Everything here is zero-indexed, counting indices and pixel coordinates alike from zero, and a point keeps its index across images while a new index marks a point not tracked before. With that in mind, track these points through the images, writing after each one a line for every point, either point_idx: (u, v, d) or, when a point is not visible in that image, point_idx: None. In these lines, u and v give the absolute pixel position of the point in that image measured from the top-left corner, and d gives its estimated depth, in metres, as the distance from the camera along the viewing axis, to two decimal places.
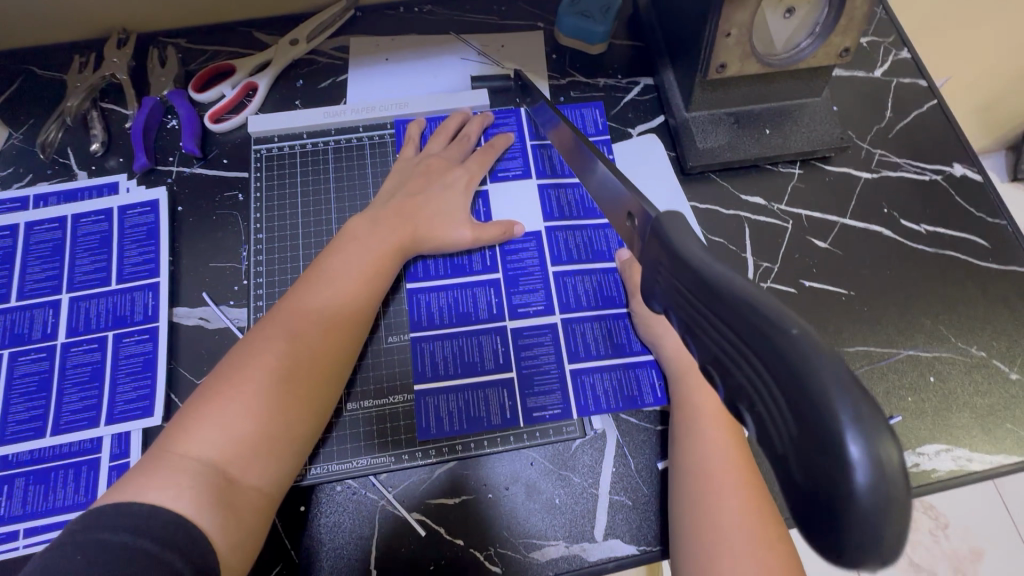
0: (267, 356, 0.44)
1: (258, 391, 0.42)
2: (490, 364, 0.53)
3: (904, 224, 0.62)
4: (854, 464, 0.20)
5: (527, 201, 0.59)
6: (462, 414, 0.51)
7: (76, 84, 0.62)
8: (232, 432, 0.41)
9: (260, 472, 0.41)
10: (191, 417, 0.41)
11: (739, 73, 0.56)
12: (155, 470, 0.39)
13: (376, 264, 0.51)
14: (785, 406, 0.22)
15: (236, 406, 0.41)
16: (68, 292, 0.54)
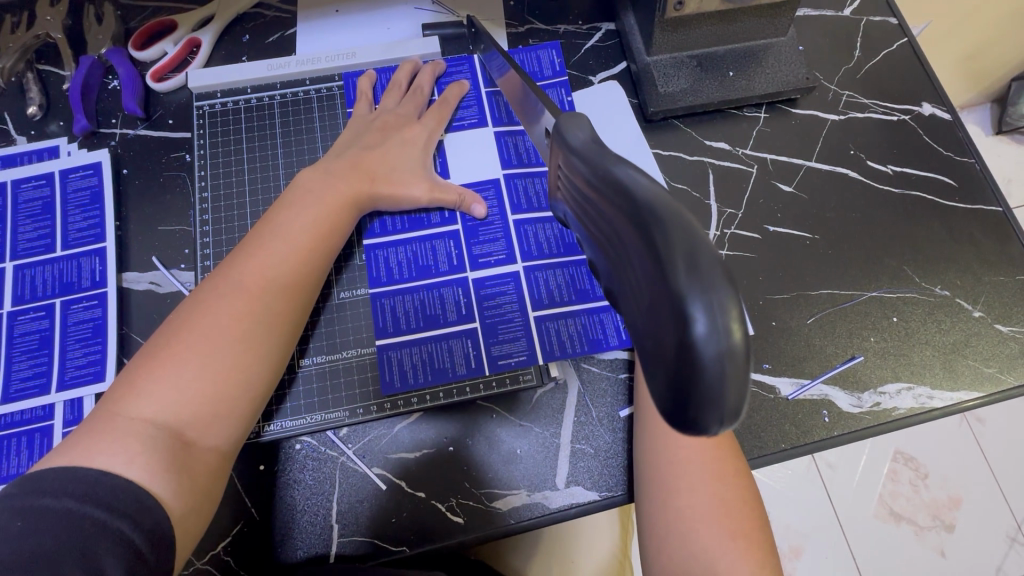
0: (219, 314, 0.41)
1: (211, 351, 0.40)
2: (453, 317, 0.52)
3: (870, 165, 0.60)
4: (692, 317, 0.19)
5: (484, 152, 0.57)
6: (426, 365, 0.50)
7: (9, 44, 0.59)
8: (185, 392, 0.39)
9: (218, 432, 0.40)
10: (138, 377, 0.39)
11: (698, 10, 0.54)
12: (100, 431, 0.36)
13: (332, 218, 0.49)
14: (642, 274, 0.22)
15: (188, 367, 0.39)
16: (12, 260, 0.53)
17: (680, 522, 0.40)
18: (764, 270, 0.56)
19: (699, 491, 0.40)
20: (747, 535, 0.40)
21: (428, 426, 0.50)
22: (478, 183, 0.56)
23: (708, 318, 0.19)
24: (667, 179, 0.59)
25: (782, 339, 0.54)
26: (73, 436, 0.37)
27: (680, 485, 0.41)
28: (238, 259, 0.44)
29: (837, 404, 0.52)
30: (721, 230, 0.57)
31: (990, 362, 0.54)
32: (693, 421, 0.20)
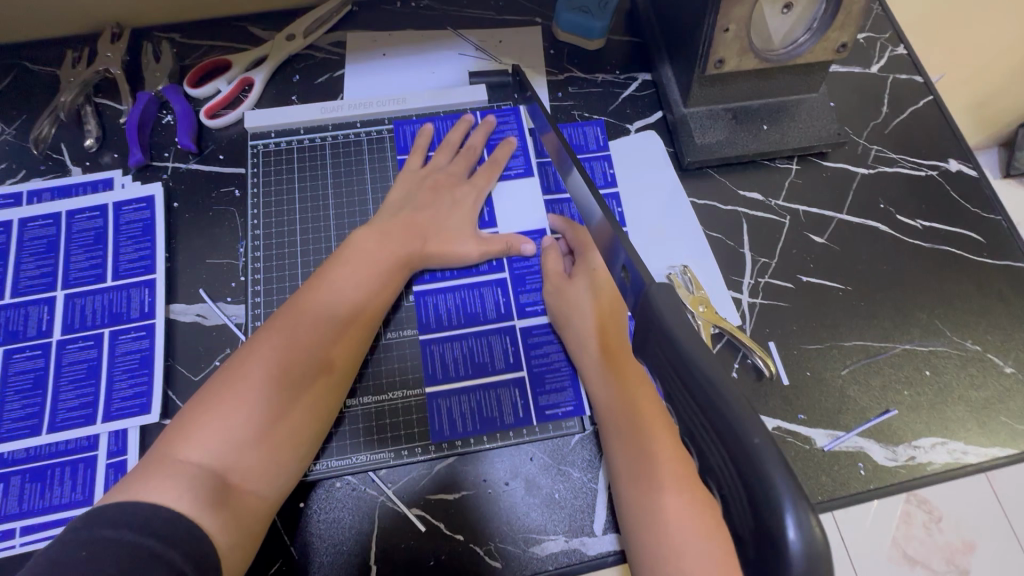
0: (270, 365, 0.43)
1: (260, 401, 0.42)
2: (502, 366, 0.53)
3: (900, 219, 0.62)
4: (789, 530, 0.23)
5: (532, 202, 0.59)
6: (475, 414, 0.51)
7: (70, 79, 0.62)
8: (233, 439, 0.40)
9: (261, 481, 0.42)
10: (191, 421, 0.41)
11: (737, 69, 0.56)
12: (154, 472, 0.38)
13: (380, 271, 0.51)
14: (729, 462, 0.25)
15: (238, 411, 0.41)
16: (63, 289, 0.54)
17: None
18: (797, 320, 0.57)
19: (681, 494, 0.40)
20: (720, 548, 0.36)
21: (469, 468, 0.50)
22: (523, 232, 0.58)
23: (799, 530, 0.22)
24: (703, 228, 0.60)
25: (816, 390, 0.54)
26: (131, 473, 0.39)
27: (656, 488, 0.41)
28: (291, 311, 0.47)
29: (873, 457, 0.52)
30: (755, 280, 0.58)
31: (1022, 418, 0.54)
32: None
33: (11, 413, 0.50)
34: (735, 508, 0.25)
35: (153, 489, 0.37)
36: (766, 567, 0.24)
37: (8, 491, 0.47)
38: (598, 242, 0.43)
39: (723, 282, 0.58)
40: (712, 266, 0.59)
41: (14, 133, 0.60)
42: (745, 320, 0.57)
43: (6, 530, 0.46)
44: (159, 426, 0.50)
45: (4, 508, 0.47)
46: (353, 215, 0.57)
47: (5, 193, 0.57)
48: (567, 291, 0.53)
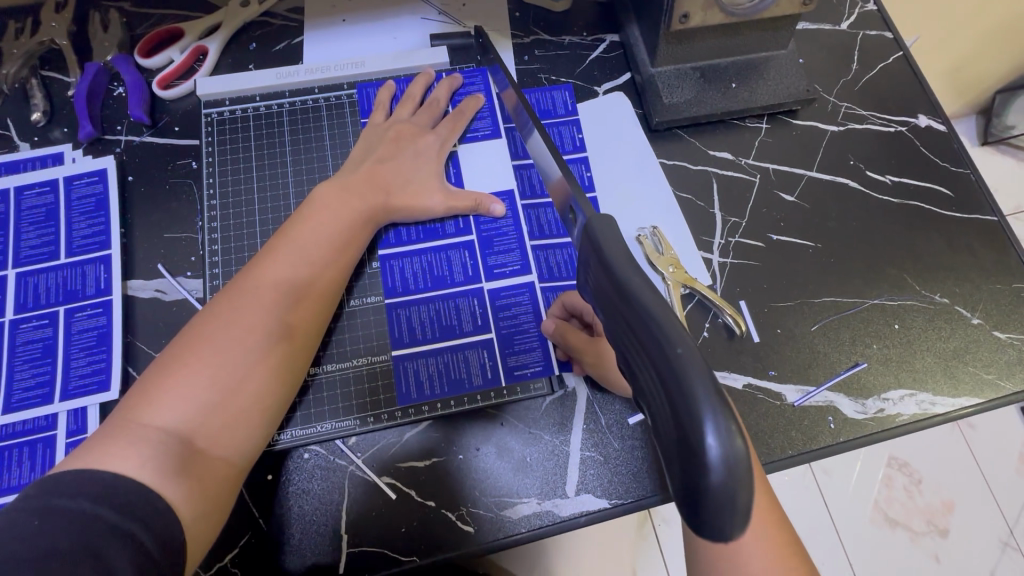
0: (235, 325, 0.42)
1: (226, 360, 0.41)
2: (469, 327, 0.52)
3: (869, 175, 0.62)
4: (710, 445, 0.24)
5: (500, 163, 0.58)
6: (442, 376, 0.51)
7: (13, 51, 0.59)
8: (199, 399, 0.40)
9: (232, 441, 0.41)
10: (154, 386, 0.39)
11: (702, 24, 0.55)
12: (116, 437, 0.37)
13: (344, 232, 0.50)
14: (658, 383, 0.26)
15: (203, 375, 0.40)
16: (14, 267, 0.52)
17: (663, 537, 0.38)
18: (767, 279, 0.57)
19: None
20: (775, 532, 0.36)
21: (440, 432, 0.50)
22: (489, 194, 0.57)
23: (719, 441, 0.24)
24: (672, 188, 0.60)
25: (787, 346, 0.55)
26: (90, 441, 0.37)
27: None
28: (254, 272, 0.45)
29: (842, 411, 0.53)
30: (725, 239, 0.58)
31: (990, 368, 0.55)
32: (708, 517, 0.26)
33: None
34: (661, 423, 0.27)
35: (114, 456, 0.36)
36: (686, 478, 0.25)
37: None
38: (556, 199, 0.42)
39: (693, 242, 0.58)
40: (680, 225, 0.58)
41: None
42: (716, 280, 0.57)
43: None
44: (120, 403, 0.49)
45: None
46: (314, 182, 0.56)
47: None
48: None
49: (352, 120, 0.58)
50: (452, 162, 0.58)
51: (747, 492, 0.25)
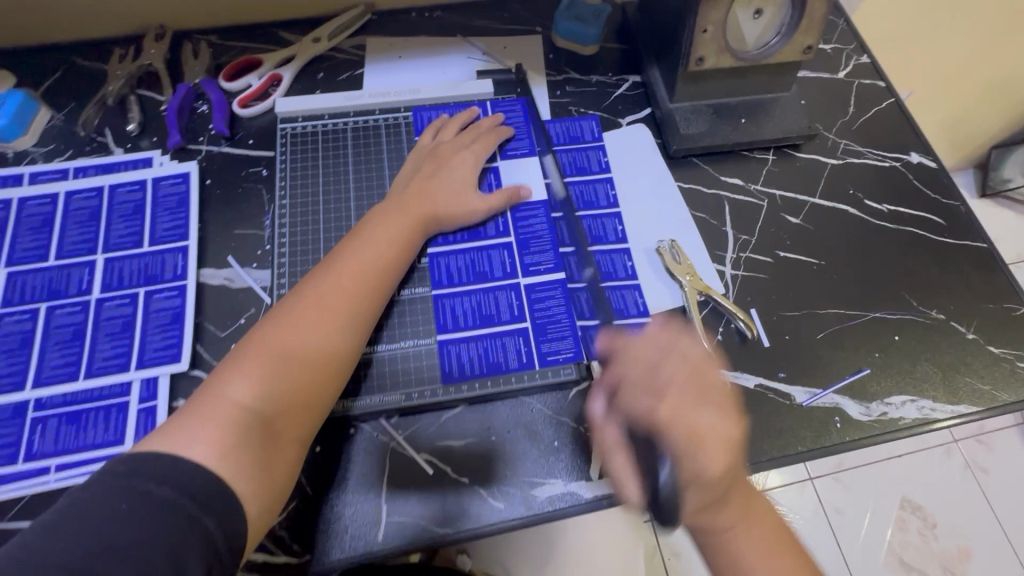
0: (296, 323, 0.48)
1: (290, 355, 0.47)
2: (506, 318, 0.58)
3: (867, 203, 0.68)
4: None
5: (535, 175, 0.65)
6: (482, 360, 0.56)
7: (117, 72, 0.68)
8: (264, 390, 0.45)
9: (294, 422, 0.46)
10: (230, 378, 0.45)
11: (715, 66, 0.64)
12: (194, 423, 0.43)
13: (397, 247, 0.56)
14: None
15: (273, 371, 0.46)
16: (103, 253, 0.59)
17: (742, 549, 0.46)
18: (775, 290, 0.62)
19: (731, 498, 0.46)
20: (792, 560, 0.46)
21: (475, 415, 0.55)
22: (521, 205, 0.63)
23: None
24: (688, 208, 0.66)
25: (795, 352, 0.59)
26: (174, 423, 0.43)
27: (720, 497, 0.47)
28: (313, 278, 0.51)
29: (848, 412, 0.57)
30: (736, 254, 0.64)
31: (985, 379, 0.59)
32: None
33: (52, 361, 0.54)
34: None
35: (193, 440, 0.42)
36: None
37: (45, 431, 0.51)
38: None
39: (707, 255, 0.64)
40: (694, 240, 0.64)
41: (63, 118, 0.67)
42: (728, 289, 0.62)
43: (41, 466, 0.50)
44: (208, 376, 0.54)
45: (41, 447, 0.50)
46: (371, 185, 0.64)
47: (53, 169, 0.63)
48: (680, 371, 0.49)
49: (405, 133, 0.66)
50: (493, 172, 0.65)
51: None
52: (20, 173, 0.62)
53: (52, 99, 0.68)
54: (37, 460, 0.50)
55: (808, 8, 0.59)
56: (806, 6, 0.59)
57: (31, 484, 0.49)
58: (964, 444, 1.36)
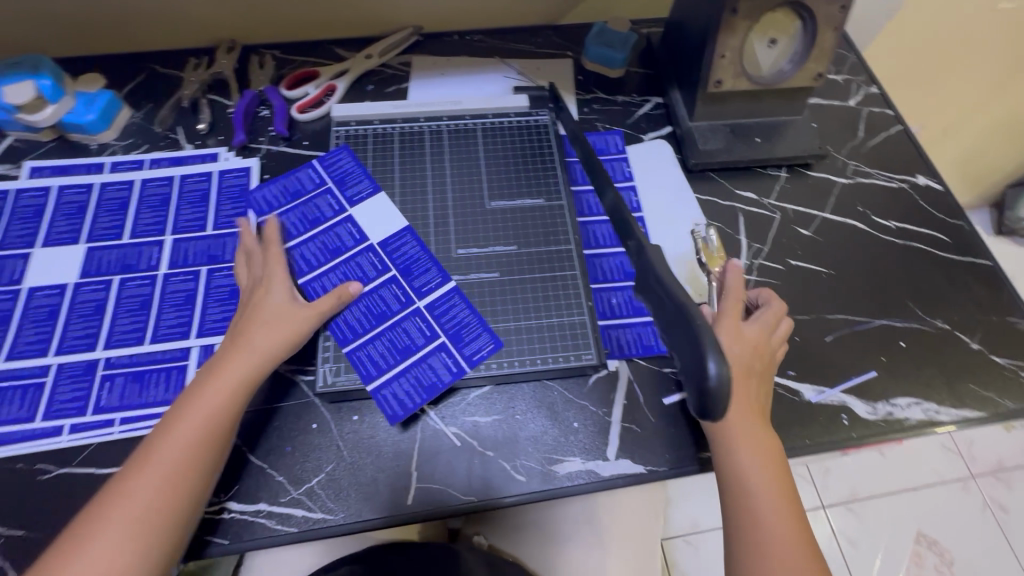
0: (171, 431, 0.49)
1: (164, 464, 0.47)
2: (395, 356, 0.58)
3: (875, 220, 0.72)
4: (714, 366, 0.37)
5: (386, 216, 0.66)
6: (418, 387, 0.56)
7: (191, 78, 0.76)
8: (148, 498, 0.46)
9: (170, 534, 0.46)
10: (117, 488, 0.47)
11: (733, 89, 0.69)
12: (86, 540, 0.44)
13: (274, 327, 0.55)
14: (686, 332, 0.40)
15: (150, 473, 0.47)
16: (171, 234, 0.65)
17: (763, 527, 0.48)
18: (786, 295, 0.66)
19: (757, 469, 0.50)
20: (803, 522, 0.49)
21: (500, 394, 0.58)
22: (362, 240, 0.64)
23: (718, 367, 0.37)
24: (705, 217, 0.71)
25: (805, 352, 0.63)
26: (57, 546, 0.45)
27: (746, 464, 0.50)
28: (201, 382, 0.52)
29: (854, 410, 0.60)
30: (750, 261, 0.68)
31: (989, 387, 0.61)
32: (714, 409, 0.38)
33: (121, 326, 0.59)
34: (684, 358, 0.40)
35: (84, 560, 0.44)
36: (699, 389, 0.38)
37: (112, 388, 0.56)
38: (614, 211, 0.54)
39: None
40: None
41: (141, 116, 0.74)
42: None
43: (107, 419, 0.55)
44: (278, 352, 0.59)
45: (108, 401, 0.55)
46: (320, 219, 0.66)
47: (132, 160, 0.70)
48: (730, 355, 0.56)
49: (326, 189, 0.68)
50: (326, 199, 0.67)
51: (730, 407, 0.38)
52: (103, 162, 0.70)
53: (133, 99, 0.76)
54: (104, 413, 0.55)
55: (819, 39, 0.65)
56: (816, 37, 0.65)
57: (98, 434, 0.54)
58: (980, 480, 1.35)
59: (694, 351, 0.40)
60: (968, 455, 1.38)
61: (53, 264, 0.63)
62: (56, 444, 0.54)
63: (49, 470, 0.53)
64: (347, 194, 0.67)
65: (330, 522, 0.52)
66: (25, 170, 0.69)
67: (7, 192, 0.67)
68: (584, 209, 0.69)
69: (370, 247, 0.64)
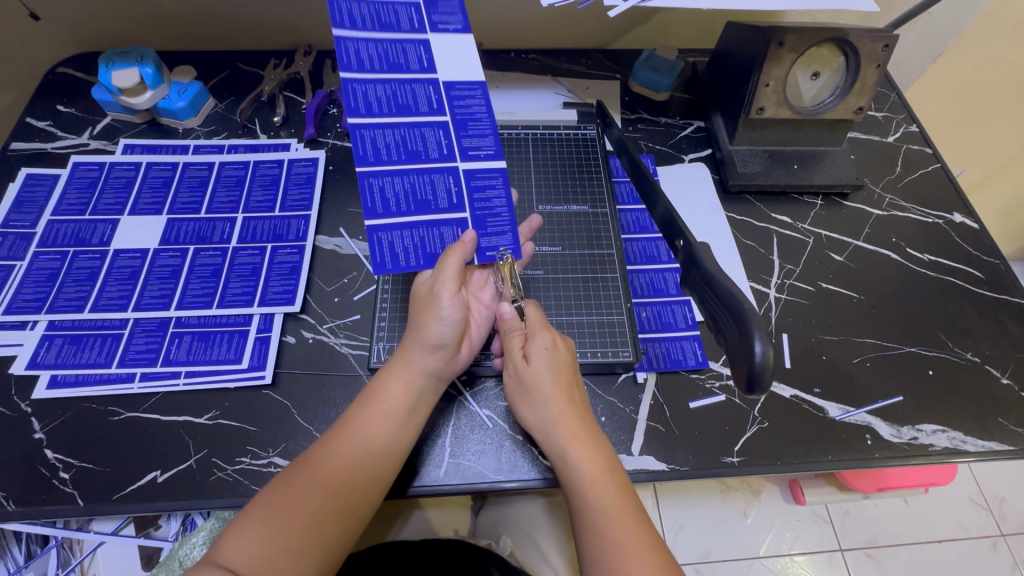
0: (373, 410, 0.52)
1: (363, 435, 0.50)
2: (420, 263, 0.57)
3: (909, 252, 0.74)
4: (757, 345, 0.40)
5: (467, 53, 0.61)
6: (417, 247, 0.57)
7: (271, 76, 0.84)
8: (334, 478, 0.48)
9: (351, 524, 0.48)
10: (318, 455, 0.49)
11: (774, 116, 0.73)
12: (279, 502, 0.46)
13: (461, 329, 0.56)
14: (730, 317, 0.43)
15: (350, 443, 0.50)
16: (243, 212, 0.71)
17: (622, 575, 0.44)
18: (816, 315, 0.68)
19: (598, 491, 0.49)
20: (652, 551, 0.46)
21: None
22: (445, 156, 0.59)
23: (762, 348, 0.40)
24: (739, 236, 0.74)
25: (831, 370, 0.64)
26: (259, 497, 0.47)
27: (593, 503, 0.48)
28: (377, 381, 0.53)
29: (879, 431, 0.61)
30: (781, 280, 0.70)
31: (1017, 422, 0.62)
32: (754, 385, 0.41)
33: (193, 291, 0.65)
34: (730, 340, 0.43)
35: (272, 519, 0.45)
36: (740, 365, 0.41)
37: (180, 344, 0.61)
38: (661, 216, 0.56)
39: (753, 278, 0.71)
40: (741, 265, 0.72)
41: (224, 107, 0.82)
42: (771, 309, 0.68)
43: (174, 371, 0.60)
44: (329, 326, 0.65)
45: (175, 356, 0.61)
46: (397, 66, 0.58)
47: (213, 144, 0.77)
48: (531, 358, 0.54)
49: (422, 43, 0.59)
50: (406, 48, 0.59)
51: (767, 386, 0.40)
52: (188, 145, 0.77)
53: (217, 91, 0.83)
54: (171, 365, 0.60)
55: (862, 74, 0.69)
56: (859, 72, 0.69)
57: (164, 384, 0.59)
58: (1011, 539, 1.31)
59: (740, 335, 0.42)
60: (999, 512, 1.34)
61: (138, 230, 0.69)
62: (127, 389, 0.59)
63: (119, 412, 0.58)
64: (453, 100, 0.60)
65: None
66: (120, 147, 0.76)
67: (103, 164, 0.74)
68: (627, 226, 0.73)
69: (454, 169, 0.59)
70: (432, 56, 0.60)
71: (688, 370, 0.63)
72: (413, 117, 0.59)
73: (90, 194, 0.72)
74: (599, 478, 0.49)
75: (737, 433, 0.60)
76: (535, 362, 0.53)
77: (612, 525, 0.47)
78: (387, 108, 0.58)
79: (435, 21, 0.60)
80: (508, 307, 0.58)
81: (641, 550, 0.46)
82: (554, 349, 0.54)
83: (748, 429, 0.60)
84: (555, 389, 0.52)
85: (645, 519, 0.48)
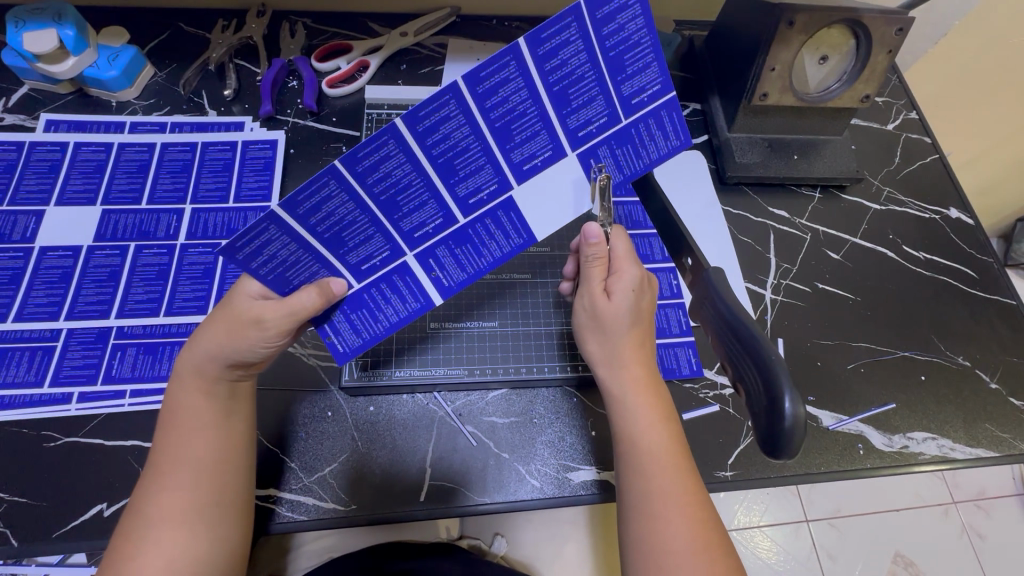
0: (183, 414, 0.45)
1: (188, 444, 0.44)
2: (268, 278, 0.43)
3: (905, 249, 0.72)
4: (786, 408, 0.37)
5: (575, 188, 0.46)
6: (278, 266, 0.42)
7: (218, 40, 0.73)
8: (175, 509, 0.42)
9: (228, 531, 0.44)
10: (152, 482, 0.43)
11: (777, 103, 0.68)
12: (128, 555, 0.41)
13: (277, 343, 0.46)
14: (754, 368, 0.40)
15: (176, 457, 0.43)
16: (191, 204, 0.63)
17: (664, 531, 0.42)
18: (811, 318, 0.66)
19: (656, 432, 0.47)
20: (700, 505, 0.44)
21: (518, 396, 0.58)
22: (410, 237, 0.43)
23: (793, 405, 0.37)
24: (733, 233, 0.70)
25: (825, 377, 0.62)
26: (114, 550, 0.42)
27: (651, 459, 0.45)
28: (172, 400, 0.45)
29: (871, 441, 0.60)
30: (777, 280, 0.67)
31: (1005, 428, 0.62)
32: (777, 447, 0.38)
33: (136, 295, 0.58)
34: (754, 392, 0.40)
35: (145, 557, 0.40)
36: (766, 425, 0.38)
37: (123, 359, 0.55)
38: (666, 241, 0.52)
39: (748, 278, 0.68)
40: (737, 265, 0.68)
41: (164, 77, 0.71)
42: (766, 312, 0.66)
43: (118, 390, 0.53)
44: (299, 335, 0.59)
45: (119, 372, 0.54)
46: (507, 134, 0.40)
47: (153, 122, 0.68)
48: (619, 291, 0.49)
49: (554, 152, 0.43)
50: (536, 133, 0.41)
51: (794, 449, 0.37)
52: (122, 122, 0.67)
53: (156, 57, 0.72)
54: (114, 383, 0.54)
55: (872, 60, 0.64)
56: (869, 58, 0.63)
57: (106, 405, 0.53)
58: (961, 506, 1.30)
59: (765, 386, 0.39)
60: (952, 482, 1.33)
61: (66, 224, 0.61)
62: (64, 411, 0.52)
63: (55, 438, 0.52)
64: (485, 214, 0.44)
65: (338, 513, 0.51)
66: (41, 123, 0.66)
67: (23, 144, 0.64)
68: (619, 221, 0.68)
69: (397, 259, 0.45)
70: (540, 173, 0.44)
71: (682, 380, 0.60)
72: (445, 187, 0.41)
73: (7, 179, 0.62)
74: (656, 423, 0.47)
75: (731, 445, 0.58)
76: (620, 297, 0.49)
77: (663, 476, 0.45)
78: (437, 151, 0.39)
79: (602, 144, 0.44)
80: (596, 230, 0.49)
81: (687, 504, 0.44)
82: (643, 300, 0.50)
83: (741, 441, 0.58)
84: (634, 331, 0.50)
85: (695, 473, 0.46)
